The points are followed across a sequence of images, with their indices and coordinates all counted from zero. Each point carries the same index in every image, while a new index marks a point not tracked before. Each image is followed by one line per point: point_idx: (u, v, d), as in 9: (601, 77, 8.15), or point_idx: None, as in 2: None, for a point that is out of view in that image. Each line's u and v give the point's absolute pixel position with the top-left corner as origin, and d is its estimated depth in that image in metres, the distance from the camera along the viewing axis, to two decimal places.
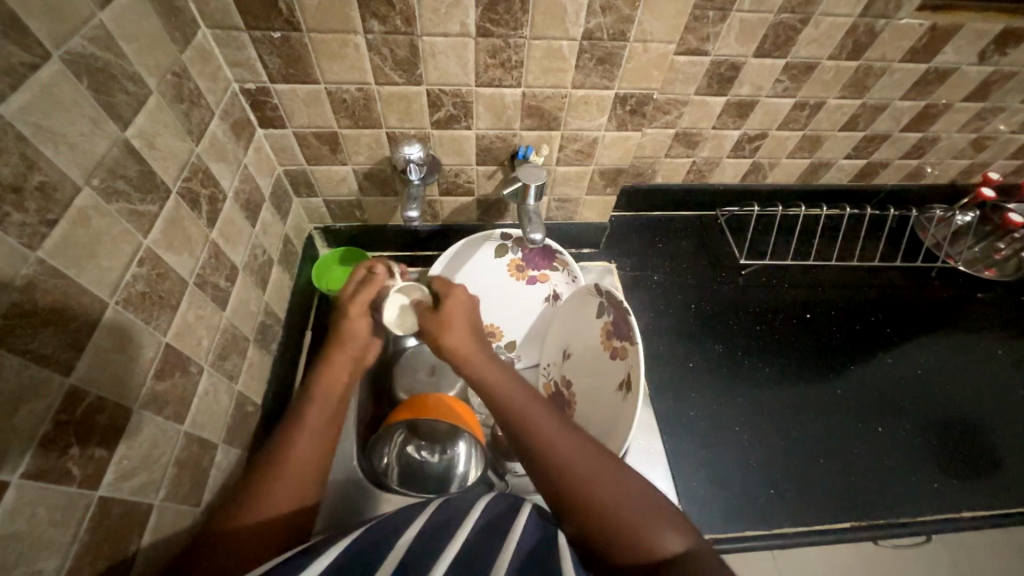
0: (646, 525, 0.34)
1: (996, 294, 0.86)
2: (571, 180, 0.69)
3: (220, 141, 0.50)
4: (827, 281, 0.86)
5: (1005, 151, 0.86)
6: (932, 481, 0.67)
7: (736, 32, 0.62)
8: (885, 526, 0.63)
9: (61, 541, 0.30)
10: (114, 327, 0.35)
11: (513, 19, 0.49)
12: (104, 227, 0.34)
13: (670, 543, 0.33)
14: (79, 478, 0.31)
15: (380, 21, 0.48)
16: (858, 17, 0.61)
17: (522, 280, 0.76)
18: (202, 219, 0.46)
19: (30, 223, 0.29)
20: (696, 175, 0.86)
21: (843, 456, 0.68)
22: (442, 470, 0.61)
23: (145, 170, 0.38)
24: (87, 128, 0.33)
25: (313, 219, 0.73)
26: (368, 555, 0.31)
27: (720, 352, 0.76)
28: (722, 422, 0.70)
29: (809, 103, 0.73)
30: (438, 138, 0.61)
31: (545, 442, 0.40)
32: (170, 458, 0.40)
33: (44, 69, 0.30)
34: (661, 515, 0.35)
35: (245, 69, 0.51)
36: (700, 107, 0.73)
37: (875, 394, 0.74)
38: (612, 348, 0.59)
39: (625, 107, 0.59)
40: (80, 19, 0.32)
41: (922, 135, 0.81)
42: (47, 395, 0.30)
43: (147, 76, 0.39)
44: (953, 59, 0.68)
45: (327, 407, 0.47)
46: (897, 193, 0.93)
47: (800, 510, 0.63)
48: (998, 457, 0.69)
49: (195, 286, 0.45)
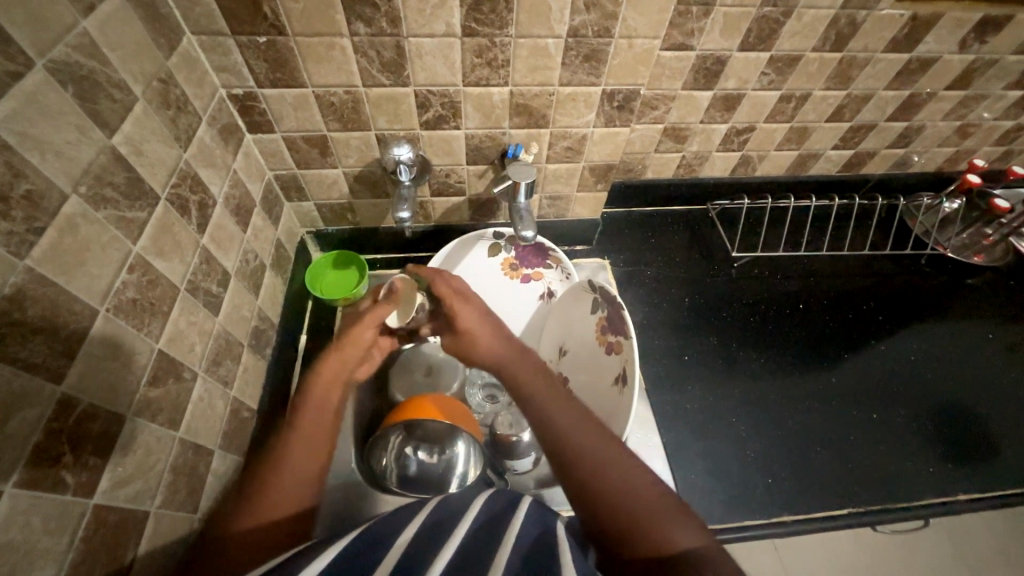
0: (651, 520, 0.34)
1: (984, 279, 0.87)
2: (561, 177, 0.69)
3: (208, 146, 0.50)
4: (819, 271, 0.87)
5: (989, 138, 0.88)
6: (928, 465, 0.67)
7: (720, 27, 0.63)
8: (883, 511, 0.63)
9: (57, 549, 0.30)
10: (105, 335, 0.35)
11: (498, 18, 0.49)
12: (93, 234, 0.34)
13: (678, 539, 0.33)
14: (73, 485, 0.31)
15: (366, 23, 0.48)
16: (839, 9, 0.62)
17: (516, 278, 0.76)
18: (192, 224, 0.46)
19: (17, 231, 0.29)
20: (686, 169, 0.87)
21: (840, 444, 0.68)
22: (440, 471, 0.60)
23: (133, 177, 0.38)
24: (73, 136, 0.33)
25: (305, 223, 0.73)
26: (366, 556, 0.31)
27: (714, 343, 0.77)
28: (718, 414, 0.70)
29: (794, 95, 0.74)
30: (428, 139, 0.61)
31: (561, 433, 0.40)
32: (166, 465, 0.40)
33: (29, 77, 0.30)
34: (668, 510, 0.35)
35: (232, 74, 0.51)
36: (688, 101, 0.73)
37: (869, 382, 0.75)
38: (607, 343, 0.59)
39: (613, 103, 0.59)
40: (63, 27, 0.32)
41: (906, 124, 0.82)
42: (39, 403, 0.29)
43: (133, 83, 0.39)
44: (935, 48, 0.69)
45: (325, 410, 0.48)
46: (885, 182, 0.94)
47: (798, 498, 0.64)
48: (992, 440, 0.70)
49: (187, 292, 0.45)
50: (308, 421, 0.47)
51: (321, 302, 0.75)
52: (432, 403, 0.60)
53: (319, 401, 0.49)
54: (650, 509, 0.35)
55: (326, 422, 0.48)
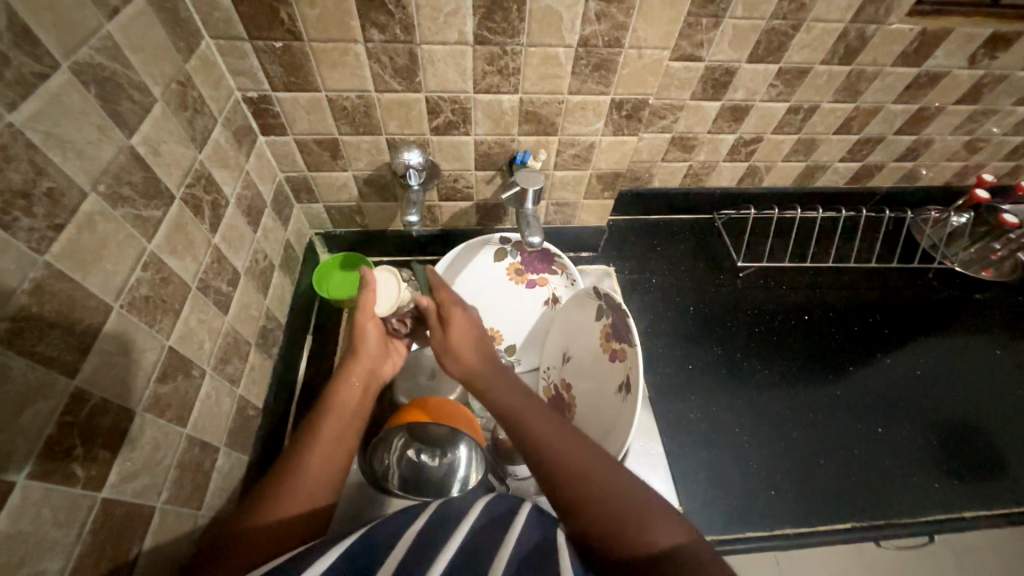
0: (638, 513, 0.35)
1: (993, 294, 0.87)
2: (568, 184, 0.70)
3: (222, 148, 0.50)
4: (825, 283, 0.87)
5: (999, 154, 0.87)
6: (933, 481, 0.67)
7: (729, 39, 0.63)
8: (887, 525, 0.63)
9: (65, 541, 0.30)
10: (118, 330, 0.35)
11: (510, 27, 0.50)
12: (110, 232, 0.35)
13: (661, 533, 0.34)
14: (83, 478, 0.32)
15: (380, 30, 0.49)
16: (848, 23, 0.62)
17: (522, 283, 0.77)
18: (205, 223, 0.47)
19: (38, 228, 0.30)
20: (693, 179, 0.87)
21: (845, 458, 0.68)
22: (441, 475, 0.59)
23: (149, 177, 0.39)
24: (94, 136, 0.34)
25: (313, 225, 0.74)
26: (369, 556, 0.31)
27: (719, 353, 0.77)
28: (721, 424, 0.70)
29: (802, 107, 0.74)
30: (437, 144, 0.62)
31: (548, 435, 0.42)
32: (173, 460, 0.41)
33: (54, 78, 0.31)
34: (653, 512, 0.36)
35: (248, 77, 0.52)
36: (696, 111, 0.74)
37: (875, 395, 0.74)
38: (611, 350, 0.59)
39: (622, 112, 0.60)
40: (89, 29, 0.33)
41: (915, 137, 0.82)
42: (53, 395, 0.30)
43: (152, 84, 0.40)
44: (944, 63, 0.69)
45: (345, 416, 0.49)
46: (893, 195, 0.94)
47: (800, 511, 0.63)
48: (1003, 459, 0.69)
49: (198, 291, 0.45)
50: (332, 424, 0.48)
51: (328, 303, 0.76)
52: (434, 407, 0.59)
53: (336, 405, 0.50)
54: (639, 513, 0.35)
55: (346, 427, 0.49)
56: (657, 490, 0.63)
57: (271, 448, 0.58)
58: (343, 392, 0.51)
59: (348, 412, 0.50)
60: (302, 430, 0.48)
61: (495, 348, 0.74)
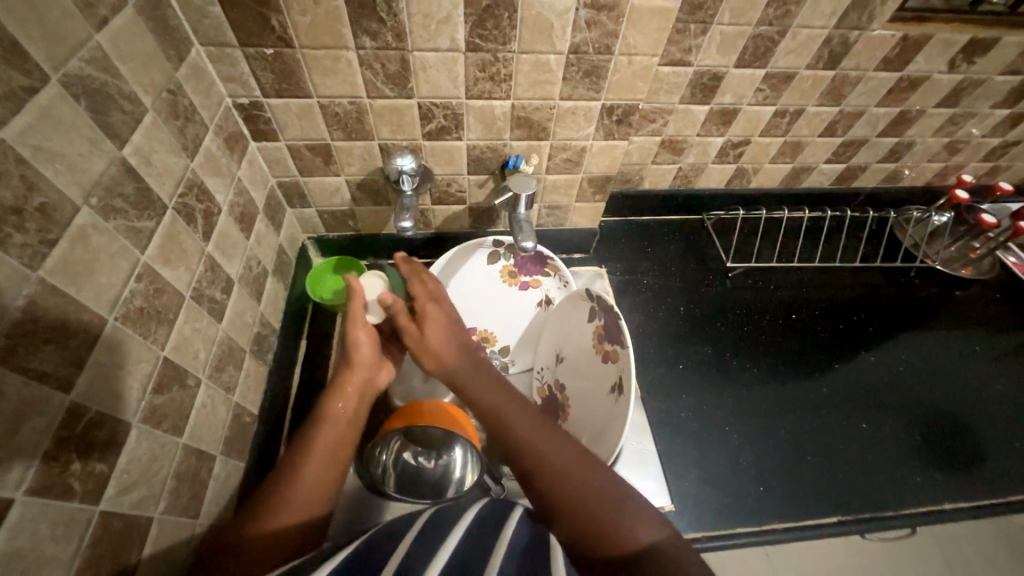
0: (622, 516, 0.36)
1: (972, 292, 0.89)
2: (560, 187, 0.71)
3: (214, 155, 0.50)
4: (811, 282, 0.89)
5: (977, 154, 0.90)
6: (916, 475, 0.69)
7: (716, 44, 0.64)
8: (871, 519, 0.65)
9: (63, 556, 0.30)
10: (113, 343, 0.35)
11: (501, 34, 0.50)
12: (103, 244, 0.35)
13: (641, 533, 0.35)
14: (80, 492, 0.32)
15: (372, 37, 0.49)
16: (833, 29, 0.64)
17: (515, 286, 0.78)
18: (197, 232, 0.47)
19: (30, 244, 0.29)
20: (682, 180, 0.88)
21: (830, 454, 0.70)
22: (438, 476, 0.60)
23: (142, 188, 0.39)
24: (85, 148, 0.34)
25: (306, 229, 0.73)
26: (371, 556, 0.32)
27: (709, 352, 0.78)
28: (711, 422, 0.71)
29: (788, 110, 0.76)
30: (430, 149, 0.62)
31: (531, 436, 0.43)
32: (170, 471, 0.41)
33: (44, 91, 0.31)
34: (638, 516, 0.37)
35: (239, 84, 0.52)
36: (685, 115, 0.75)
37: (859, 391, 0.76)
38: (603, 351, 0.60)
39: (612, 117, 0.60)
40: (78, 40, 0.33)
41: (898, 139, 0.84)
42: (49, 411, 0.30)
43: (143, 94, 0.40)
44: (925, 67, 0.71)
45: (339, 423, 0.50)
46: (876, 195, 0.96)
47: (787, 506, 0.65)
48: (981, 451, 0.72)
49: (192, 300, 0.45)
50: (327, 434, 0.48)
51: (321, 307, 0.76)
52: (427, 412, 0.59)
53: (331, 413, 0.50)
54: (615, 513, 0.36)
55: (340, 434, 0.49)
56: (649, 488, 0.65)
57: (267, 454, 0.58)
58: (336, 399, 0.52)
59: (342, 420, 0.50)
60: (297, 439, 0.48)
61: (488, 349, 0.74)
